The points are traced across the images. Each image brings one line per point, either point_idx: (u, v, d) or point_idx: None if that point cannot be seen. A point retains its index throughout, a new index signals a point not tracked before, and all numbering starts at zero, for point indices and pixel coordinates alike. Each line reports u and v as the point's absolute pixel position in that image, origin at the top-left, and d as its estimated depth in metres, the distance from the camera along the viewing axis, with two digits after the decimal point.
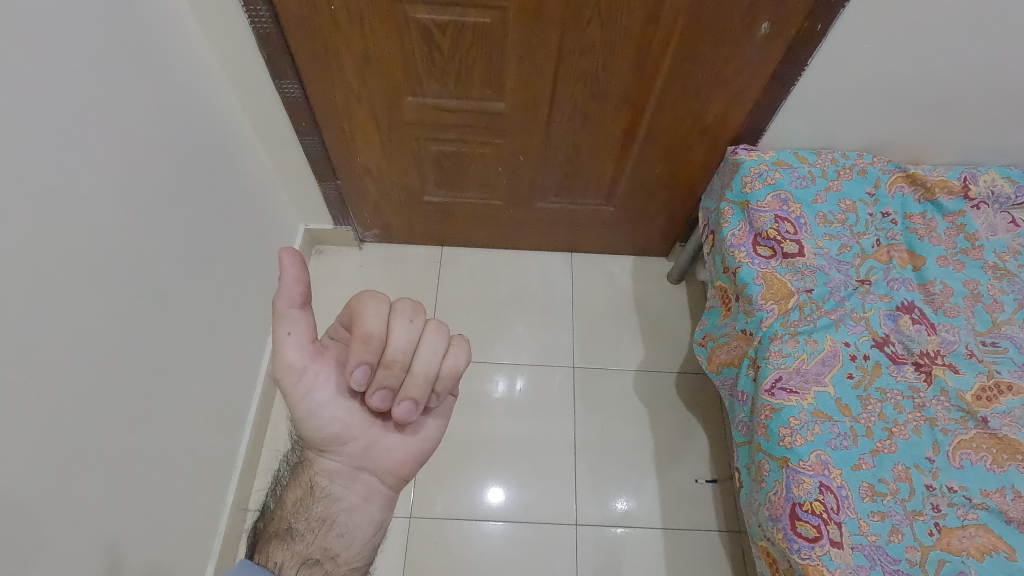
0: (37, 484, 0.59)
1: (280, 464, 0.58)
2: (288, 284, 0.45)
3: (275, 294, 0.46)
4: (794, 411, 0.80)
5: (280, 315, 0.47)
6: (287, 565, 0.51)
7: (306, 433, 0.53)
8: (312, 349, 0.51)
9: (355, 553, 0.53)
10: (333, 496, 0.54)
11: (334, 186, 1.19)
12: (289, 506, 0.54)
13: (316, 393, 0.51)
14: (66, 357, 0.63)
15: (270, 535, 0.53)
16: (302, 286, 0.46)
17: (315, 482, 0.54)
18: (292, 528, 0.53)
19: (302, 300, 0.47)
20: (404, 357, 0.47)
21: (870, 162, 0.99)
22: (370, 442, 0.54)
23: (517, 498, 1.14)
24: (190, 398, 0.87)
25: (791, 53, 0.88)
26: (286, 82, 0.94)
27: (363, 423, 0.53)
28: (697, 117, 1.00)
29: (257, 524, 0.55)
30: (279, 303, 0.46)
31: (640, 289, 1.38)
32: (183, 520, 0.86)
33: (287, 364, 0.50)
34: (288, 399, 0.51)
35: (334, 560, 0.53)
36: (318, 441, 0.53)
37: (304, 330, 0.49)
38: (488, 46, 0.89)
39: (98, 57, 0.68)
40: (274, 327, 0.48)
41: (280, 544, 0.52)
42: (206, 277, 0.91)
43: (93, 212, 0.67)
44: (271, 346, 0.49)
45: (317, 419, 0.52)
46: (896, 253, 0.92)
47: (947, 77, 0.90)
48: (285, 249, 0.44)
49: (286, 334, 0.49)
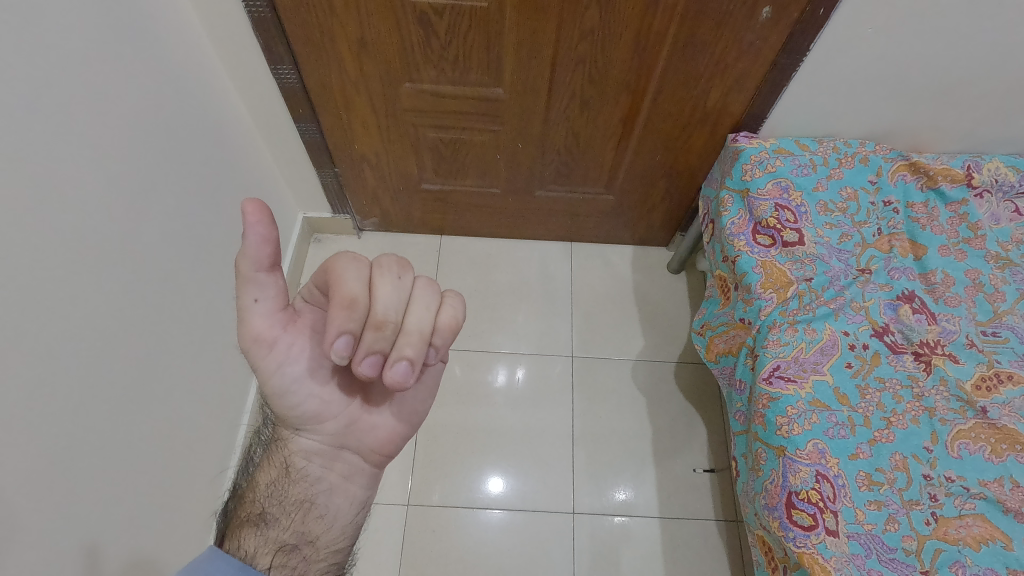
0: (30, 471, 0.59)
1: (253, 441, 0.58)
2: (254, 245, 0.43)
3: (237, 254, 0.43)
4: (792, 400, 0.79)
5: (246, 279, 0.45)
6: (261, 554, 0.50)
7: (281, 411, 0.52)
8: (282, 317, 0.50)
9: (337, 535, 0.54)
10: (312, 477, 0.54)
11: (332, 174, 1.18)
12: (262, 488, 0.54)
13: (288, 368, 0.50)
14: (58, 346, 0.63)
15: (240, 521, 0.52)
16: (270, 246, 0.43)
17: (291, 462, 0.54)
18: (265, 513, 0.53)
19: (270, 263, 0.44)
20: (393, 318, 0.43)
21: (873, 150, 0.98)
22: (351, 420, 0.54)
23: (515, 487, 1.14)
24: (185, 385, 0.87)
25: (794, 39, 0.87)
26: (283, 68, 0.94)
27: (343, 400, 0.53)
28: (697, 104, 0.99)
29: (229, 505, 0.55)
30: (243, 266, 0.44)
31: (640, 278, 1.38)
32: (180, 506, 0.87)
33: (255, 335, 0.49)
34: (259, 373, 0.50)
35: (313, 544, 0.53)
36: (295, 420, 0.53)
37: (273, 296, 0.48)
38: (486, 31, 0.88)
39: (88, 39, 0.67)
40: (239, 293, 0.46)
41: (253, 531, 0.52)
42: (201, 264, 0.91)
43: (85, 197, 0.67)
44: (237, 313, 0.47)
45: (291, 396, 0.51)
46: (898, 242, 0.91)
47: (952, 64, 0.88)
48: (250, 198, 0.40)
49: (253, 302, 0.47)
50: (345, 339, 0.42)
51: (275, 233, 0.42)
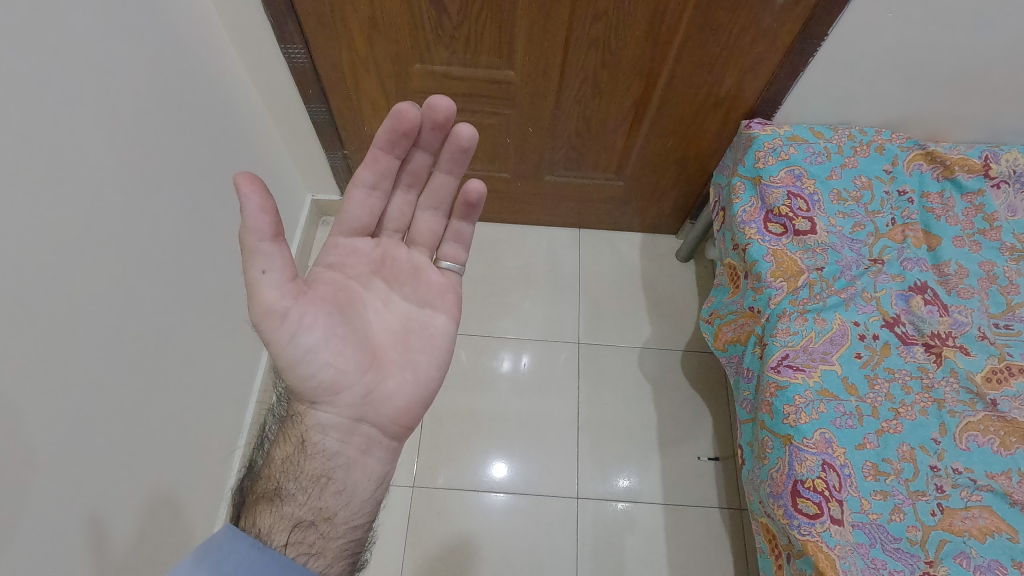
0: (36, 444, 0.59)
1: (266, 418, 0.58)
2: (252, 215, 0.45)
3: (240, 227, 0.45)
4: (800, 390, 0.79)
5: (250, 251, 0.46)
6: (277, 530, 0.51)
7: (295, 383, 0.52)
8: (292, 289, 0.50)
9: (355, 510, 0.55)
10: (329, 452, 0.54)
11: (340, 155, 1.18)
12: (277, 464, 0.54)
13: (302, 337, 0.50)
14: (66, 321, 0.63)
15: (257, 497, 0.52)
16: (268, 215, 0.45)
17: (307, 437, 0.54)
18: (281, 489, 0.53)
19: (272, 232, 0.46)
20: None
21: (889, 138, 0.96)
22: (366, 390, 0.54)
23: (519, 471, 1.15)
24: (194, 364, 0.88)
25: (812, 23, 0.85)
26: (293, 47, 0.93)
27: (358, 369, 0.54)
28: (712, 88, 0.98)
29: (242, 484, 0.54)
30: (246, 238, 0.45)
31: (649, 266, 1.37)
32: (187, 484, 0.88)
33: (266, 307, 0.48)
34: (272, 346, 0.50)
35: (330, 521, 0.53)
36: (309, 391, 0.53)
37: (280, 267, 0.48)
38: (498, 10, 0.86)
39: (96, 15, 0.66)
40: (246, 265, 0.47)
41: (269, 508, 0.52)
42: (209, 243, 0.91)
43: (95, 173, 0.67)
44: (246, 288, 0.48)
45: (306, 366, 0.51)
46: (911, 232, 0.90)
47: (973, 51, 0.86)
48: (241, 173, 0.43)
49: (260, 274, 0.47)
50: None
51: (271, 201, 0.45)
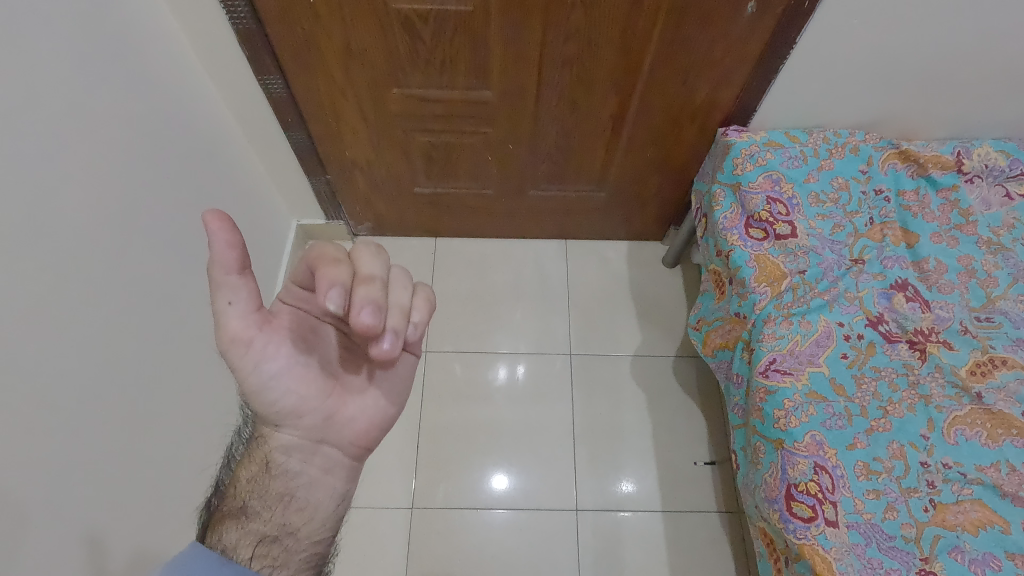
0: (31, 494, 0.59)
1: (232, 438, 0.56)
2: (219, 251, 0.41)
3: (207, 262, 0.42)
4: (789, 393, 0.80)
5: (217, 284, 0.43)
6: (242, 546, 0.49)
7: (258, 408, 0.50)
8: (257, 318, 0.48)
9: (318, 525, 0.53)
10: (291, 472, 0.52)
11: (323, 181, 1.18)
12: (244, 484, 0.52)
13: (266, 365, 0.49)
14: (58, 369, 0.63)
15: (222, 514, 0.50)
16: (237, 251, 0.42)
17: (271, 458, 0.52)
18: (246, 506, 0.51)
19: (239, 266, 0.43)
20: (381, 276, 0.44)
21: (863, 139, 0.98)
22: (328, 413, 0.52)
23: (518, 485, 1.15)
24: (186, 400, 0.87)
25: (780, 33, 0.86)
26: (271, 79, 0.94)
27: (321, 394, 0.51)
28: (686, 98, 0.99)
29: (209, 502, 0.52)
30: (214, 272, 0.42)
31: (636, 273, 1.38)
32: (185, 520, 0.87)
33: (231, 336, 0.47)
34: (236, 373, 0.48)
35: (294, 535, 0.52)
36: (272, 416, 0.51)
37: (246, 298, 0.46)
38: (473, 32, 0.87)
39: (74, 58, 0.67)
40: (212, 297, 0.44)
41: (234, 524, 0.50)
42: (195, 278, 0.91)
43: (80, 217, 0.67)
44: (212, 318, 0.46)
45: (269, 393, 0.49)
46: (890, 231, 0.92)
47: (938, 51, 0.88)
48: (212, 210, 0.39)
49: (227, 304, 0.45)
50: (339, 292, 0.42)
51: (241, 238, 0.41)
